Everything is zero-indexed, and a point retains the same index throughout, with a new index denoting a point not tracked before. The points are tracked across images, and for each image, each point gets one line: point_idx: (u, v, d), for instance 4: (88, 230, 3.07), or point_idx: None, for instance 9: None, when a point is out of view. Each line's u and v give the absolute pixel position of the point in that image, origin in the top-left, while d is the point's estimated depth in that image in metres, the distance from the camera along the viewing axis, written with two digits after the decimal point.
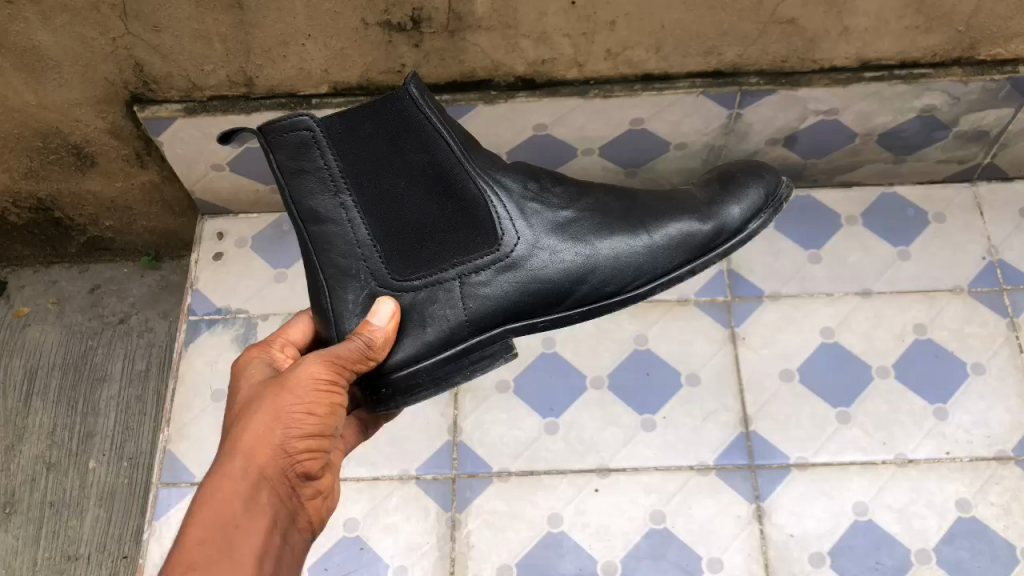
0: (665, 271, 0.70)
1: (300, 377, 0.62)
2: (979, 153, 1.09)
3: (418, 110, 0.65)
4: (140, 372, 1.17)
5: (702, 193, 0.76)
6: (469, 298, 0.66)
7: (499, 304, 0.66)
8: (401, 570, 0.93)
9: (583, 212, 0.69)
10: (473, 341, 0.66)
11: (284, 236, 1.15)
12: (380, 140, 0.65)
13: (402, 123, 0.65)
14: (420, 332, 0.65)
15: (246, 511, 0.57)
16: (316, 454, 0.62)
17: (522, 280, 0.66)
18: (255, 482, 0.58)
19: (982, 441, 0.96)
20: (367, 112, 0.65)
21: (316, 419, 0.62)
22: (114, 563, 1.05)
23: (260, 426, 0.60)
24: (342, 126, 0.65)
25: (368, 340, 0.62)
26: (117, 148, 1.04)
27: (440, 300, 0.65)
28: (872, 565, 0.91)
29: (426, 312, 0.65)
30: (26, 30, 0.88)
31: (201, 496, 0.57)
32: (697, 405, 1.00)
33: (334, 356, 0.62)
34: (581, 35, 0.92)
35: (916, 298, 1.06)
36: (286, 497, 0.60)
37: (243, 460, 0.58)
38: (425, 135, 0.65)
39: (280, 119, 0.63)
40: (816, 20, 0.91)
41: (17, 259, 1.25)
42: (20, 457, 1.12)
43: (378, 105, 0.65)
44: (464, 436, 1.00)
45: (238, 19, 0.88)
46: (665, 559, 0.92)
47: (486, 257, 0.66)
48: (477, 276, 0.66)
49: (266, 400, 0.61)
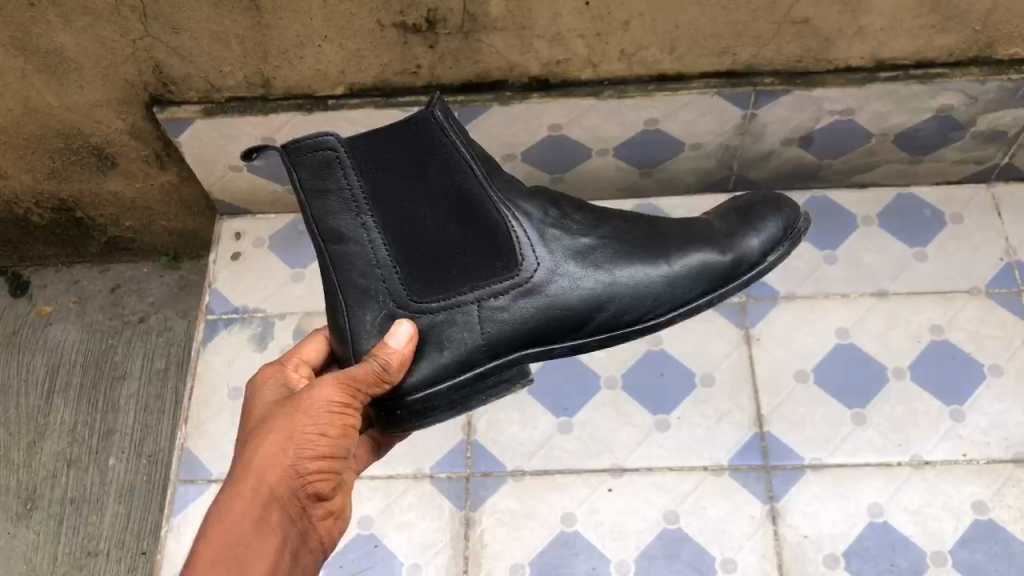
0: (684, 301, 0.69)
1: (314, 398, 0.62)
2: (996, 153, 1.08)
3: (442, 133, 0.66)
4: (159, 370, 1.19)
5: (724, 220, 0.74)
6: (486, 322, 0.66)
7: (517, 329, 0.66)
8: (415, 568, 0.93)
9: (603, 239, 0.69)
10: (489, 366, 0.66)
11: (300, 236, 1.16)
12: (404, 162, 0.66)
13: (426, 144, 0.66)
14: (437, 354, 0.65)
15: (256, 530, 0.58)
16: (327, 475, 0.63)
17: (541, 307, 0.66)
18: (266, 502, 0.59)
19: (999, 443, 0.95)
20: (390, 132, 0.66)
21: (328, 440, 0.62)
22: (132, 559, 1.06)
23: (273, 446, 0.60)
24: (366, 145, 0.66)
25: (383, 363, 0.62)
26: (137, 148, 1.06)
27: (458, 324, 0.66)
28: (887, 567, 0.90)
29: (444, 334, 0.66)
30: (49, 32, 0.89)
31: (213, 514, 0.58)
32: (710, 406, 1.00)
33: (349, 379, 0.62)
34: (595, 35, 0.92)
35: (933, 299, 1.05)
36: (297, 518, 0.61)
37: (254, 480, 0.59)
38: (448, 158, 0.66)
39: (306, 139, 0.65)
40: (831, 19, 0.91)
41: (40, 259, 1.27)
42: (42, 453, 1.14)
43: (404, 126, 0.66)
44: (478, 435, 1.01)
45: (255, 20, 0.89)
46: (679, 558, 0.92)
47: (506, 282, 0.66)
48: (496, 300, 0.66)
49: (279, 420, 0.62)
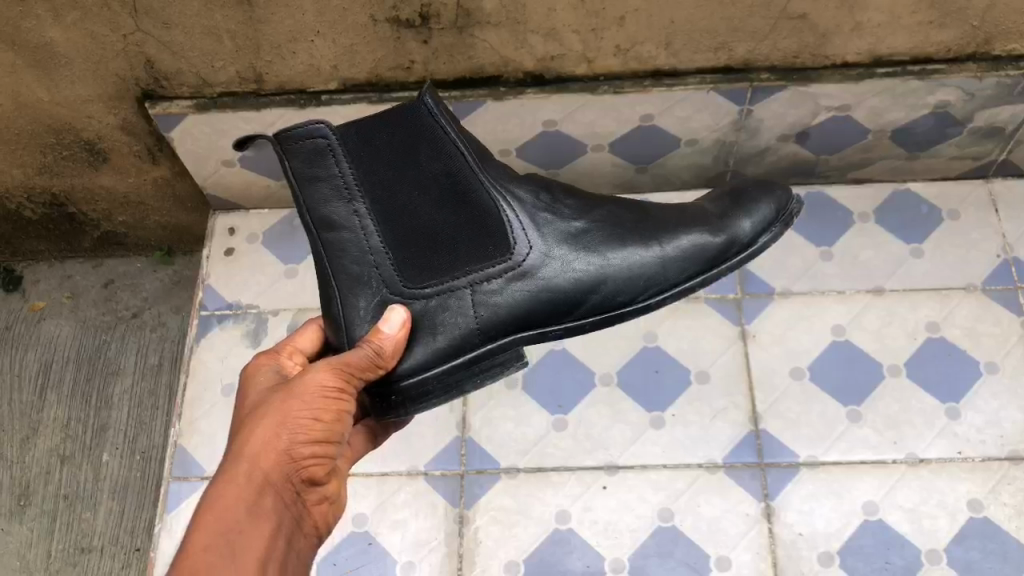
0: (675, 283, 0.69)
1: (309, 384, 0.62)
2: (994, 149, 1.08)
3: (432, 120, 0.66)
4: (152, 366, 1.18)
5: (715, 205, 0.73)
6: (480, 306, 0.65)
7: (511, 313, 0.66)
8: (409, 565, 0.93)
9: (595, 224, 0.69)
10: (483, 349, 0.66)
11: (295, 232, 1.15)
12: (394, 150, 0.66)
13: (417, 131, 0.66)
14: (431, 338, 0.65)
15: (249, 516, 0.57)
16: (322, 459, 0.62)
17: (533, 290, 0.66)
18: (260, 486, 0.58)
19: (994, 441, 0.95)
20: (381, 120, 0.66)
21: (322, 425, 0.62)
22: (125, 556, 1.06)
23: (266, 432, 0.60)
24: (356, 135, 0.66)
25: (377, 348, 0.62)
26: (129, 143, 1.05)
27: (451, 309, 0.65)
28: (882, 564, 0.90)
29: (437, 320, 0.65)
30: (38, 26, 0.89)
31: (208, 499, 0.57)
32: (705, 404, 1.00)
33: (343, 364, 0.62)
34: (590, 31, 0.91)
35: (929, 296, 1.05)
36: (292, 501, 0.60)
37: (247, 464, 0.59)
38: (440, 144, 0.66)
39: (297, 127, 0.65)
40: (827, 15, 0.90)
41: (32, 253, 1.26)
42: (35, 450, 1.13)
43: (394, 114, 0.66)
44: (472, 432, 1.00)
45: (248, 15, 0.88)
46: (673, 556, 0.92)
47: (499, 266, 0.66)
48: (488, 284, 0.65)
49: (274, 405, 0.61)
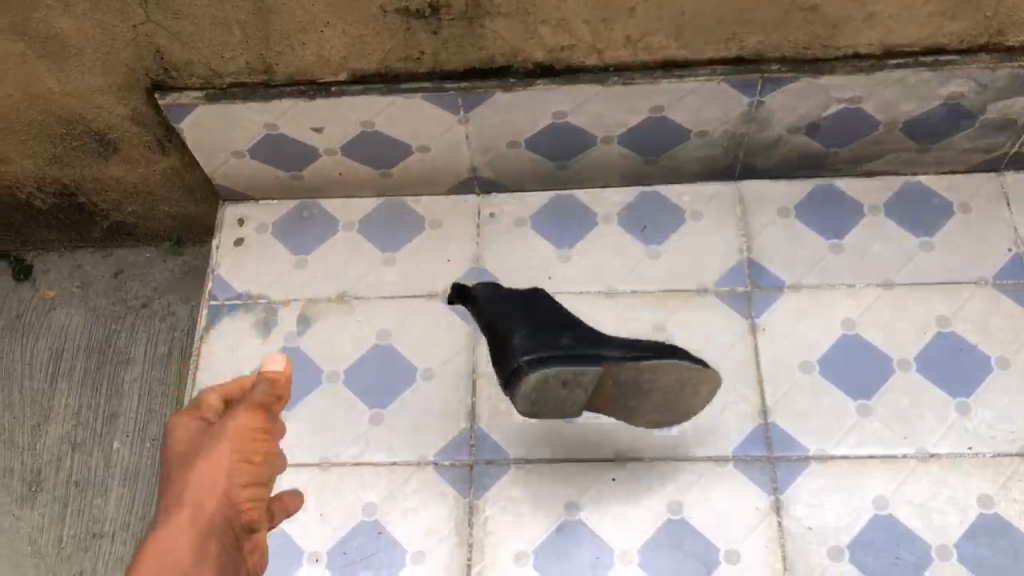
0: (628, 357, 0.82)
1: (235, 428, 0.67)
2: (1007, 142, 1.07)
3: (541, 296, 0.99)
4: (162, 355, 1.19)
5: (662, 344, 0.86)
6: (553, 344, 0.87)
7: (567, 356, 0.84)
8: (419, 556, 0.94)
9: (603, 342, 0.87)
10: (571, 360, 0.83)
11: (304, 222, 1.15)
12: (518, 297, 0.98)
13: (528, 299, 0.98)
14: (548, 356, 0.84)
15: (194, 566, 0.61)
16: (256, 505, 0.67)
17: (573, 351, 0.85)
18: (202, 532, 0.63)
19: (1004, 437, 0.95)
20: (506, 292, 0.99)
21: (253, 468, 0.67)
22: (136, 543, 1.07)
23: (195, 486, 0.65)
24: (489, 289, 1.00)
25: (275, 377, 0.69)
26: (138, 134, 1.05)
27: (549, 337, 0.88)
28: (891, 559, 0.90)
29: (555, 347, 0.86)
30: (49, 17, 0.89)
31: (147, 555, 0.61)
32: (714, 398, 1.00)
33: (258, 408, 0.69)
34: (601, 21, 0.92)
35: (939, 290, 1.04)
36: (231, 548, 0.64)
37: (188, 517, 0.64)
38: (551, 303, 0.98)
39: (468, 288, 1.02)
40: (838, 5, 0.91)
41: (42, 243, 1.26)
42: (46, 437, 1.14)
43: (517, 292, 0.99)
44: (481, 424, 1.00)
45: (258, 6, 0.88)
46: (682, 549, 0.92)
47: (567, 337, 0.89)
48: (564, 342, 0.87)
49: (199, 463, 0.66)
